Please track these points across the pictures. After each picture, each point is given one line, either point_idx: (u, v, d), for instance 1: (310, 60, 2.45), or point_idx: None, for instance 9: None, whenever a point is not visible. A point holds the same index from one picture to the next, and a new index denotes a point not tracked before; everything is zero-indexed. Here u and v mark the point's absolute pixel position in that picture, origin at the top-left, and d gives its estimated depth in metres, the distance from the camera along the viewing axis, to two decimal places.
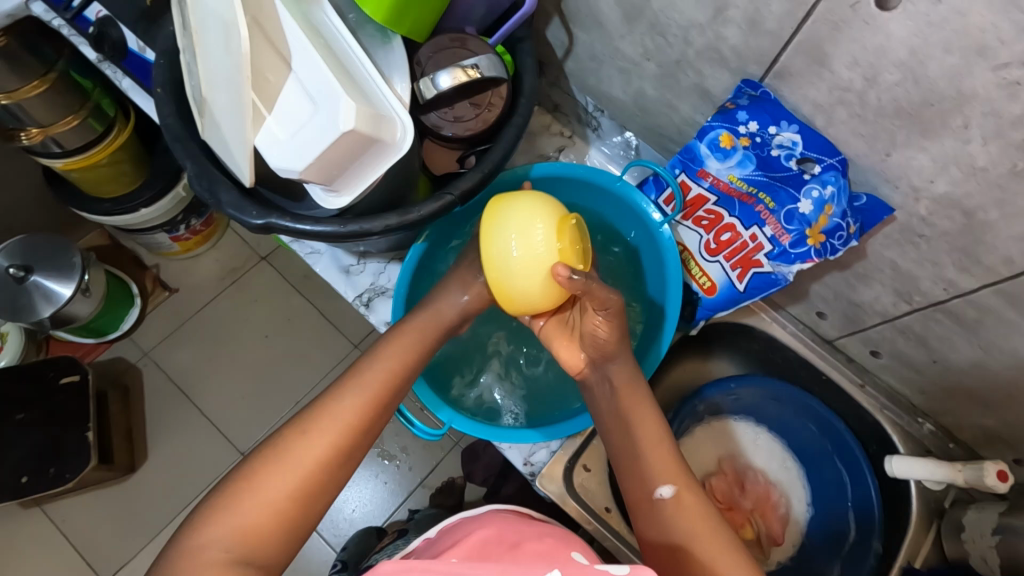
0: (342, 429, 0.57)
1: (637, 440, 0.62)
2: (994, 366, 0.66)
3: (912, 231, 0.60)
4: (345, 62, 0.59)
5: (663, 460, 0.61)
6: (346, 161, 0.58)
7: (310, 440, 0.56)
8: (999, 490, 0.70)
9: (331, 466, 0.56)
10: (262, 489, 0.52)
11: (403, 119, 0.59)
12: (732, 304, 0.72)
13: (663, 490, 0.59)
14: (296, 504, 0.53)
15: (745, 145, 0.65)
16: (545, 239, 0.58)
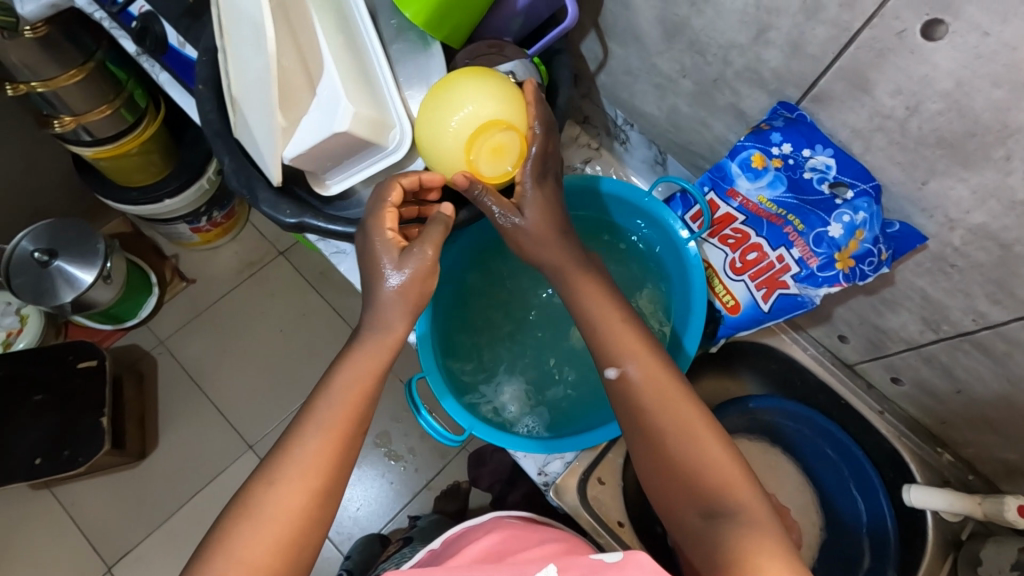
0: (313, 471, 0.52)
1: (594, 323, 0.59)
2: (1021, 401, 0.65)
3: (944, 259, 0.59)
4: (362, 64, 0.60)
5: (622, 335, 0.57)
6: (347, 156, 0.60)
7: (280, 490, 0.51)
8: (1021, 525, 0.69)
9: (307, 512, 0.51)
10: (235, 549, 0.48)
11: (404, 126, 0.62)
12: (755, 324, 0.73)
13: (613, 371, 0.56)
14: (278, 559, 0.49)
15: (777, 167, 0.65)
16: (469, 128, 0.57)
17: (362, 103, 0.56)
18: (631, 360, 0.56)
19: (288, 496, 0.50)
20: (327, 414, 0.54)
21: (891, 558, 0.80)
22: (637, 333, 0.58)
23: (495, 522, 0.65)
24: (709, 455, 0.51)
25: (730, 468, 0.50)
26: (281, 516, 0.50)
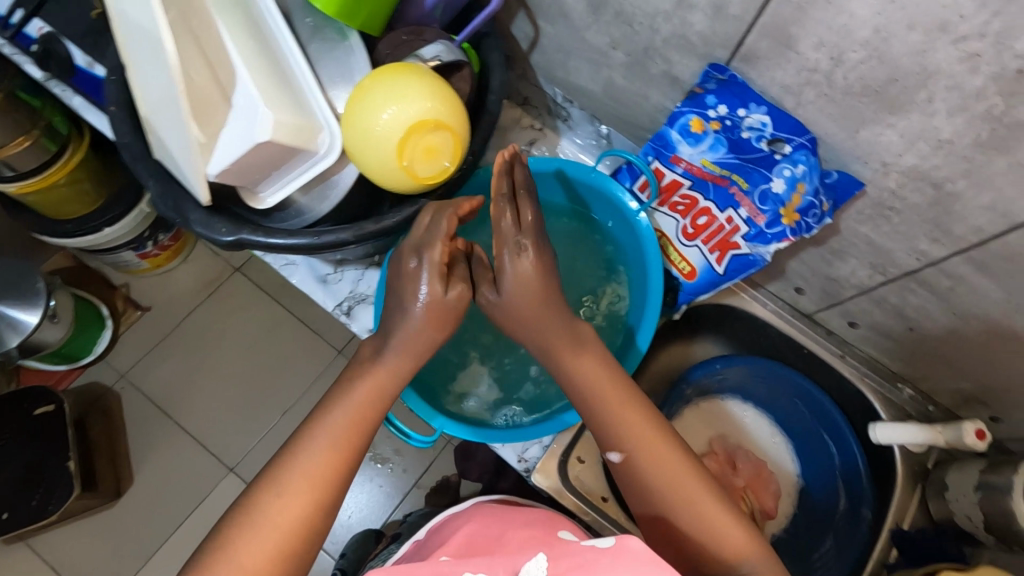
0: (319, 480, 0.51)
1: (592, 405, 0.59)
2: (968, 331, 0.68)
3: (884, 204, 0.61)
4: (280, 67, 0.57)
5: (625, 409, 0.58)
6: (276, 165, 0.58)
7: (286, 498, 0.50)
8: (979, 448, 0.73)
9: (313, 521, 0.50)
10: (239, 556, 0.47)
11: (333, 127, 0.58)
12: (712, 287, 0.73)
13: (617, 455, 0.57)
14: (280, 564, 0.48)
15: (716, 130, 0.65)
16: (380, 127, 0.55)
17: (284, 109, 0.54)
18: (634, 446, 0.56)
19: (291, 504, 0.50)
20: (337, 425, 0.54)
21: (868, 497, 0.82)
22: (637, 407, 0.58)
23: (476, 508, 0.64)
24: (721, 533, 0.52)
25: (742, 544, 0.52)
26: (285, 526, 0.49)
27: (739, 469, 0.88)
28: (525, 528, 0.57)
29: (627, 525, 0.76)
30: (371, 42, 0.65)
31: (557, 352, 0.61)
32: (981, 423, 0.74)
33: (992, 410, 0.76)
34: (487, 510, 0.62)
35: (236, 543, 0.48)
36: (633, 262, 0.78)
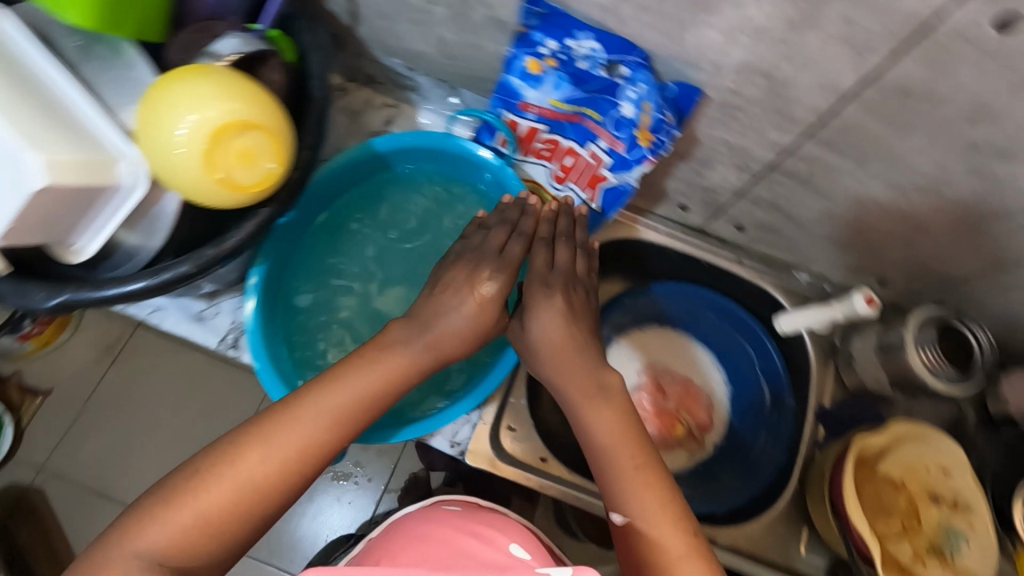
0: (289, 458, 0.51)
1: (602, 455, 0.57)
2: (837, 208, 0.70)
3: (728, 105, 0.61)
4: (47, 100, 0.50)
5: (579, 385, 0.60)
6: (77, 211, 0.51)
7: (267, 453, 0.50)
8: (870, 313, 0.75)
9: (274, 482, 0.50)
10: (202, 493, 0.48)
11: (132, 153, 0.52)
12: (597, 223, 0.73)
13: (619, 518, 0.54)
14: (235, 513, 0.48)
15: (555, 67, 0.62)
16: (184, 136, 0.50)
17: (59, 146, 0.47)
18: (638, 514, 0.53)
19: (258, 466, 0.50)
20: (327, 414, 0.53)
21: (786, 384, 0.85)
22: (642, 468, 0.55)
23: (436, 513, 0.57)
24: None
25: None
26: (248, 482, 0.49)
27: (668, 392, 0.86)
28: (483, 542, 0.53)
29: (571, 478, 0.75)
30: (159, 51, 0.58)
31: (577, 405, 0.60)
32: (870, 290, 0.76)
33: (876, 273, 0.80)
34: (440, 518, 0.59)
35: (204, 487, 0.48)
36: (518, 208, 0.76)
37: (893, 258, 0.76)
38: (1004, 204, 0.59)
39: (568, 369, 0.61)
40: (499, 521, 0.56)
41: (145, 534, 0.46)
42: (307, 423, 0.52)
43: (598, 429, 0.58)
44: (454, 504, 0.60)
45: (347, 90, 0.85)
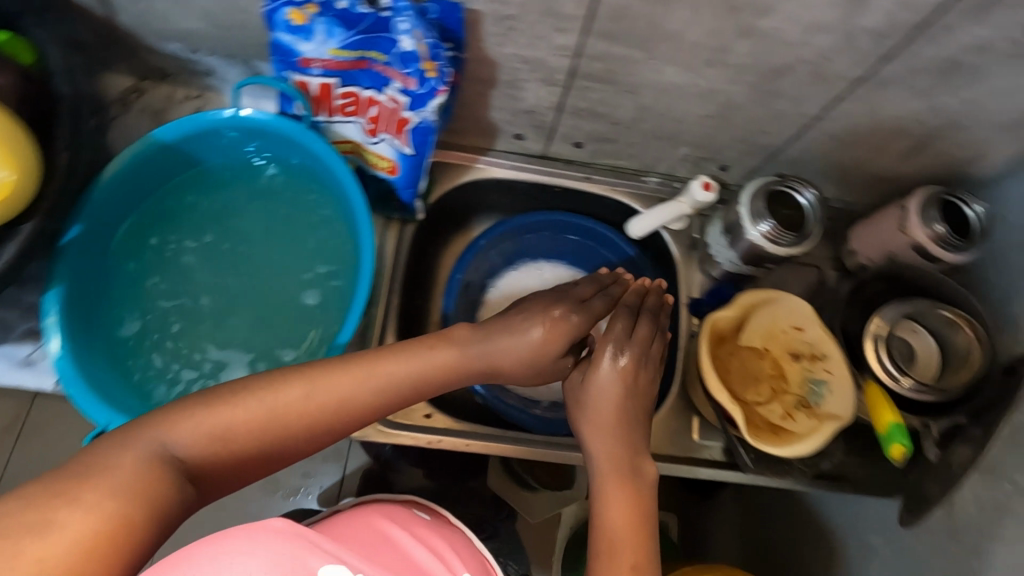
0: (308, 414, 0.50)
1: (609, 513, 0.57)
2: (649, 101, 0.71)
3: (502, 17, 0.59)
4: None
5: (612, 459, 0.60)
6: None
7: (310, 394, 0.50)
8: (710, 198, 0.78)
9: (310, 427, 0.50)
10: (236, 411, 0.48)
11: None
12: (417, 171, 0.69)
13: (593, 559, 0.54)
14: (251, 439, 0.48)
15: (318, 12, 0.59)
16: None
17: None
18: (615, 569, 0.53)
19: (291, 398, 0.50)
20: (360, 394, 0.52)
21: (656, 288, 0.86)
22: (629, 518, 0.57)
23: (405, 512, 0.67)
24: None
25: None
26: (291, 412, 0.49)
27: None
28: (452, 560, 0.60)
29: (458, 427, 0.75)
30: None
31: (602, 469, 0.60)
32: (710, 178, 0.79)
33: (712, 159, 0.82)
34: (421, 528, 0.65)
35: (239, 403, 0.48)
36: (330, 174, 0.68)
37: (720, 139, 0.78)
38: (783, 58, 0.60)
39: (607, 440, 0.61)
40: (454, 538, 0.66)
41: (177, 429, 0.46)
42: (338, 388, 0.52)
43: (610, 504, 0.58)
44: (424, 514, 0.69)
45: (143, 90, 0.79)
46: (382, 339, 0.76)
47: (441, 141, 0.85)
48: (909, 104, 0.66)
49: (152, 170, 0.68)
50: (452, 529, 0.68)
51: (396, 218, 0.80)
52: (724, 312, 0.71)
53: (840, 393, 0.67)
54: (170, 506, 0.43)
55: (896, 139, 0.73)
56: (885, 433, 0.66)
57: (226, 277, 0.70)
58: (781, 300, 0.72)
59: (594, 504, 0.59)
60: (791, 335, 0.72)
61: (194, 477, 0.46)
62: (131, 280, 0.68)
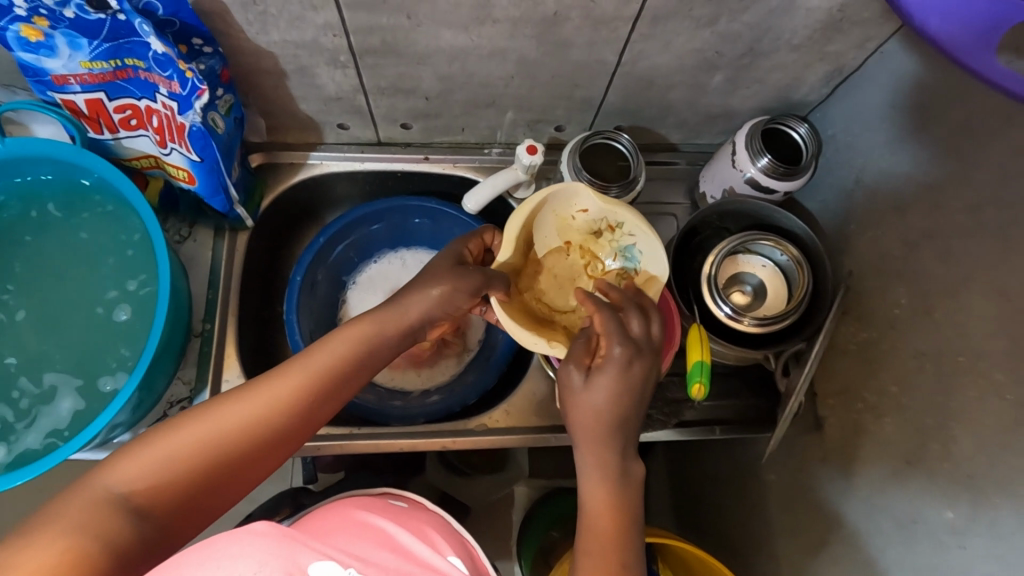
0: (252, 430, 0.52)
1: (600, 497, 0.55)
2: (446, 68, 0.68)
3: (247, 2, 0.56)
4: None
5: (598, 452, 0.57)
6: None
7: (252, 406, 0.52)
8: (538, 161, 0.75)
9: (261, 436, 0.53)
10: (184, 444, 0.49)
11: None
12: (215, 176, 0.66)
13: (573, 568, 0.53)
14: (207, 463, 0.49)
15: (50, 25, 0.55)
16: None
17: None
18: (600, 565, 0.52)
19: (228, 424, 0.51)
20: (288, 397, 0.54)
21: None
22: (612, 506, 0.55)
23: (381, 502, 0.64)
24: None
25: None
26: (240, 429, 0.51)
27: None
28: (433, 538, 0.60)
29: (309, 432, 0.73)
30: None
31: (587, 453, 0.57)
32: (535, 141, 0.76)
33: (542, 121, 0.80)
34: (391, 508, 0.63)
35: (186, 432, 0.49)
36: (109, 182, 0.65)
37: (539, 99, 0.75)
38: (549, 6, 0.59)
39: (595, 441, 0.57)
40: (435, 522, 0.64)
41: (111, 476, 0.46)
42: (266, 403, 0.53)
43: (596, 490, 0.56)
44: (400, 503, 0.65)
45: None
46: (221, 354, 0.74)
47: (266, 141, 0.82)
48: (699, 35, 0.64)
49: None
50: (427, 509, 0.66)
51: (225, 227, 0.77)
52: (504, 253, 0.66)
53: (646, 253, 0.66)
54: (123, 546, 0.43)
55: (708, 73, 0.72)
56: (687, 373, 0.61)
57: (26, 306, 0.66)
58: (552, 199, 0.66)
59: (582, 491, 0.56)
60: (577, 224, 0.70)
61: (152, 519, 0.46)
62: None
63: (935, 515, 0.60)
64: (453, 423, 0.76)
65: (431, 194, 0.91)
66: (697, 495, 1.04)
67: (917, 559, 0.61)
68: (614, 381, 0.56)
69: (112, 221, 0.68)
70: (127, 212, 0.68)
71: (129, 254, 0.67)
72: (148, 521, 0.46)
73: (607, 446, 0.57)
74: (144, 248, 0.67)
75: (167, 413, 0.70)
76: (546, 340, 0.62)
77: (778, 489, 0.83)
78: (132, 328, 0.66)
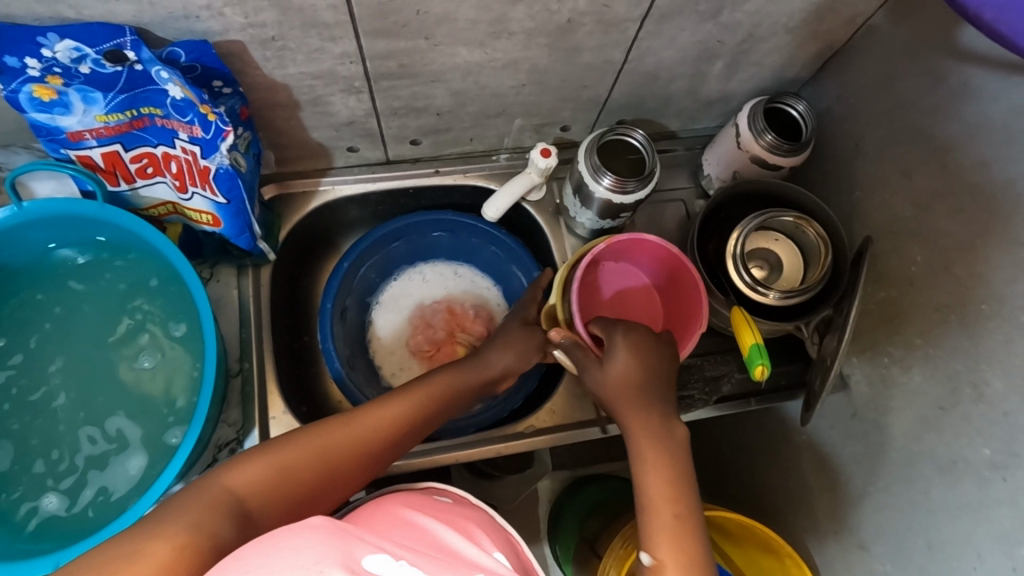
0: (355, 448, 0.56)
1: (655, 467, 0.56)
2: (459, 84, 0.69)
3: (265, 39, 0.56)
4: None
5: (639, 417, 0.59)
6: None
7: (356, 423, 0.58)
8: (554, 164, 0.77)
9: (362, 451, 0.57)
10: (295, 451, 0.53)
11: None
12: (242, 216, 0.66)
13: (646, 557, 0.52)
14: (313, 470, 0.53)
15: (63, 83, 0.54)
16: None
17: None
18: (660, 539, 0.52)
19: (339, 437, 0.56)
20: (390, 421, 0.60)
21: (530, 260, 0.85)
22: (665, 484, 0.56)
23: (426, 500, 0.57)
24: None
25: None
26: (346, 445, 0.56)
27: (435, 322, 0.87)
28: (478, 530, 0.54)
29: None
30: None
31: (623, 417, 0.60)
32: (549, 144, 0.78)
33: (549, 124, 0.81)
34: (441, 502, 0.58)
35: (299, 441, 0.54)
36: (141, 243, 0.66)
37: (546, 103, 0.76)
38: (563, 14, 0.60)
39: (630, 410, 0.60)
40: (479, 520, 0.57)
41: (232, 474, 0.50)
42: (370, 419, 0.59)
43: (645, 456, 0.57)
44: (445, 498, 0.59)
45: None
46: (264, 392, 0.73)
47: (277, 172, 0.81)
48: (703, 28, 0.67)
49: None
50: (469, 504, 0.60)
51: (248, 264, 0.77)
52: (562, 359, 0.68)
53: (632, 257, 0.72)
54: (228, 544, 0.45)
55: (709, 62, 0.74)
56: (746, 358, 0.62)
57: (70, 358, 0.66)
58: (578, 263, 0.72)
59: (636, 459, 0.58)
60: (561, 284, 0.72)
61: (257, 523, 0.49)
62: None
63: (972, 452, 0.64)
64: (502, 428, 0.78)
65: (442, 206, 0.91)
66: (723, 464, 1.08)
67: (959, 496, 0.66)
68: (626, 352, 0.62)
69: (150, 279, 0.68)
70: (157, 268, 0.68)
71: (171, 315, 0.68)
72: (254, 516, 0.49)
73: (648, 408, 0.59)
74: (185, 306, 0.68)
75: (217, 457, 0.69)
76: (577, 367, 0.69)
77: (809, 448, 0.87)
78: (183, 385, 0.66)
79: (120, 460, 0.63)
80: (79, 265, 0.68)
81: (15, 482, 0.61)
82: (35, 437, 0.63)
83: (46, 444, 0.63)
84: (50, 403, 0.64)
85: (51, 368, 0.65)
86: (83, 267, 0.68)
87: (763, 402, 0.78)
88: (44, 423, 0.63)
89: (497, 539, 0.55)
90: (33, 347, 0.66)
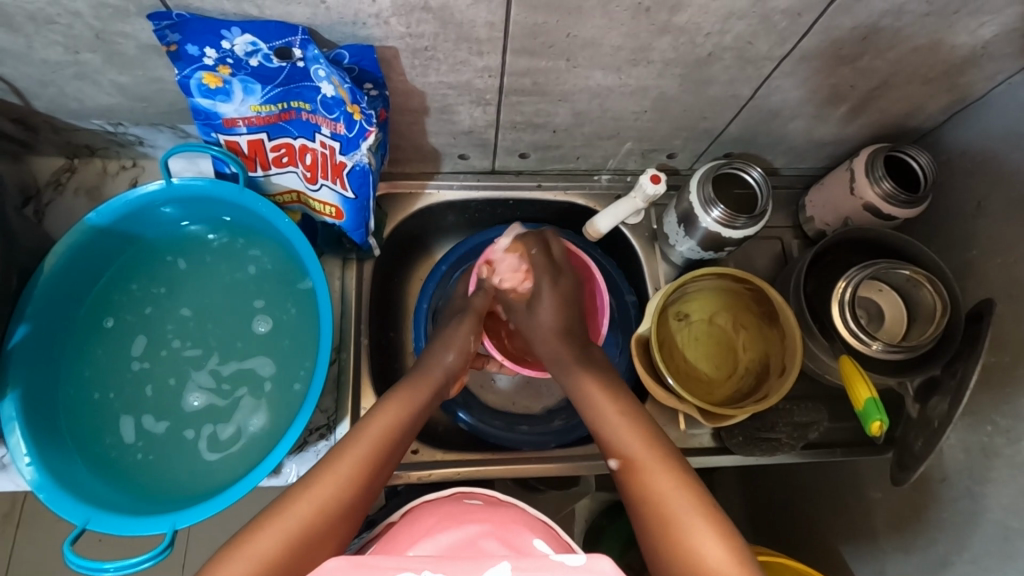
0: (325, 511, 0.55)
1: (597, 415, 0.67)
2: (586, 106, 0.70)
3: (418, 49, 0.59)
4: None
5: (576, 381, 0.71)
6: None
7: (317, 483, 0.57)
8: (662, 191, 0.77)
9: (332, 509, 0.55)
10: (270, 531, 0.53)
11: None
12: (364, 212, 0.69)
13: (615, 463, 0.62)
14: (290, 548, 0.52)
15: (231, 73, 0.57)
16: None
17: None
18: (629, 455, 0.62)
19: (305, 508, 0.55)
20: (351, 476, 0.58)
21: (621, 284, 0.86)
22: (618, 414, 0.66)
23: (457, 505, 0.58)
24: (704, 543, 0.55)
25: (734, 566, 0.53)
26: (315, 504, 0.55)
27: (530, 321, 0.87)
28: (516, 523, 0.56)
29: (444, 458, 0.76)
30: None
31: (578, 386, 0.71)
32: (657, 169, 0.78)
33: (659, 151, 0.82)
34: (464, 505, 0.58)
35: (283, 517, 0.54)
36: (271, 231, 0.72)
37: (661, 130, 0.77)
38: (706, 47, 0.61)
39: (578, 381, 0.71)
40: (518, 514, 0.58)
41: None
42: (331, 481, 0.57)
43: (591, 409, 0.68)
44: (475, 501, 0.59)
45: (74, 168, 0.78)
46: (358, 383, 0.75)
47: (387, 171, 0.84)
48: (837, 72, 0.66)
49: (92, 255, 0.70)
50: (499, 501, 0.60)
51: (353, 257, 0.80)
52: (656, 390, 0.75)
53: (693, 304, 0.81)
54: None
55: (834, 105, 0.73)
56: (861, 411, 0.65)
57: (196, 329, 0.72)
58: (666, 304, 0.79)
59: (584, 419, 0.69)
60: (707, 295, 0.81)
61: None
62: (101, 362, 0.70)
63: None
64: (582, 448, 0.78)
65: (536, 219, 0.92)
66: (781, 508, 1.05)
67: None
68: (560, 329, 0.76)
69: (272, 262, 0.74)
70: (281, 254, 0.74)
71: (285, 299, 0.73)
72: None
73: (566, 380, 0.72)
74: (302, 292, 0.73)
75: (308, 440, 0.71)
76: (676, 398, 0.74)
77: (884, 506, 0.84)
78: (291, 363, 0.70)
79: (230, 426, 0.68)
80: (215, 244, 0.75)
81: (145, 437, 0.67)
82: (156, 405, 0.69)
83: (169, 404, 0.69)
84: (178, 366, 0.70)
85: (181, 334, 0.72)
86: (210, 254, 0.75)
87: (849, 453, 0.77)
88: (168, 385, 0.70)
89: (535, 525, 0.57)
90: (168, 314, 0.72)
